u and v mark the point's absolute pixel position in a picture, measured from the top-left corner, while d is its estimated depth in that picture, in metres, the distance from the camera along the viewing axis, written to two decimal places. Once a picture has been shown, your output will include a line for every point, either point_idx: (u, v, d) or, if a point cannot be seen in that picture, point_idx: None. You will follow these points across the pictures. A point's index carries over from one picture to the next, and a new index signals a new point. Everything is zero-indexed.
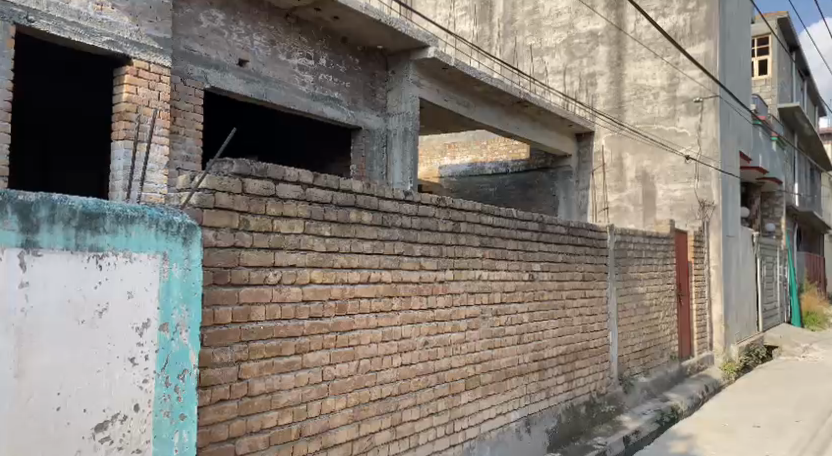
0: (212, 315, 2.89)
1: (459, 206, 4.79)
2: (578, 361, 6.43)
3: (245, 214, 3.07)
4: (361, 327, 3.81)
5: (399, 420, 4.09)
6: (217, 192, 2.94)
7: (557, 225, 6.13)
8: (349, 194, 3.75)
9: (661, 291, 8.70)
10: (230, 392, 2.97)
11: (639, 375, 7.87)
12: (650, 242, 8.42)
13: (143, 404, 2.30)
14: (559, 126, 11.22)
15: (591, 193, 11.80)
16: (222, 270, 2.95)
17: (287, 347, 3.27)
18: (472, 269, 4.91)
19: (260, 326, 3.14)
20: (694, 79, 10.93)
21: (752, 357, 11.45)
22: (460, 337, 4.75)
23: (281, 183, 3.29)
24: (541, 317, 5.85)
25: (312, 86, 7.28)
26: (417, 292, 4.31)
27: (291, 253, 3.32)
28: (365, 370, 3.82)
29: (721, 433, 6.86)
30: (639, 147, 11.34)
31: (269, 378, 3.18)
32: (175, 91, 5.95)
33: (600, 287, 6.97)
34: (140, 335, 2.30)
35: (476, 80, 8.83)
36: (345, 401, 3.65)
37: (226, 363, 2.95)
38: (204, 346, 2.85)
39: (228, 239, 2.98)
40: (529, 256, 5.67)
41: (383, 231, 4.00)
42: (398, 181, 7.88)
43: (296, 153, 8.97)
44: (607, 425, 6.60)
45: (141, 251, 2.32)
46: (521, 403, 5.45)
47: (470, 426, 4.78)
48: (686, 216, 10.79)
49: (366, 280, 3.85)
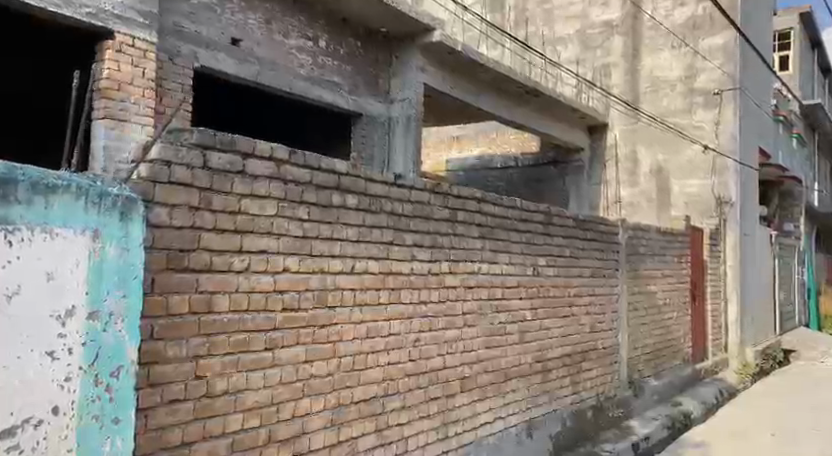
0: (166, 304, 2.55)
1: (457, 193, 4.42)
2: (585, 362, 6.06)
3: (208, 192, 2.73)
4: (344, 321, 3.46)
5: (385, 423, 3.73)
6: (173, 164, 2.59)
7: (564, 217, 5.73)
8: (332, 174, 3.39)
9: (675, 290, 8.30)
10: (187, 392, 2.62)
11: (650, 378, 7.49)
12: (663, 239, 7.98)
13: (65, 406, 1.96)
14: (569, 116, 10.76)
15: (604, 188, 11.39)
16: (179, 253, 2.61)
17: (256, 342, 2.94)
18: (471, 262, 4.55)
19: (226, 318, 2.80)
20: (713, 70, 10.48)
21: (769, 360, 11.01)
22: (456, 334, 4.40)
23: (252, 158, 2.95)
24: (545, 315, 5.47)
25: (310, 68, 6.92)
26: (407, 285, 3.96)
27: (261, 237, 2.97)
28: (347, 369, 3.47)
29: (738, 442, 6.44)
30: (654, 141, 10.92)
31: (233, 376, 2.83)
32: (161, 69, 5.60)
33: (611, 286, 6.58)
34: (62, 325, 1.96)
35: (485, 68, 8.43)
36: (324, 402, 3.30)
37: (182, 357, 2.61)
38: (154, 340, 2.51)
39: (187, 220, 2.64)
40: (534, 250, 5.30)
41: (371, 216, 3.66)
42: (400, 169, 7.55)
43: (295, 140, 8.56)
44: (615, 430, 6.15)
45: (66, 227, 1.98)
46: (522, 406, 5.08)
47: (465, 430, 4.42)
48: (702, 213, 10.34)
49: (351, 269, 3.51)
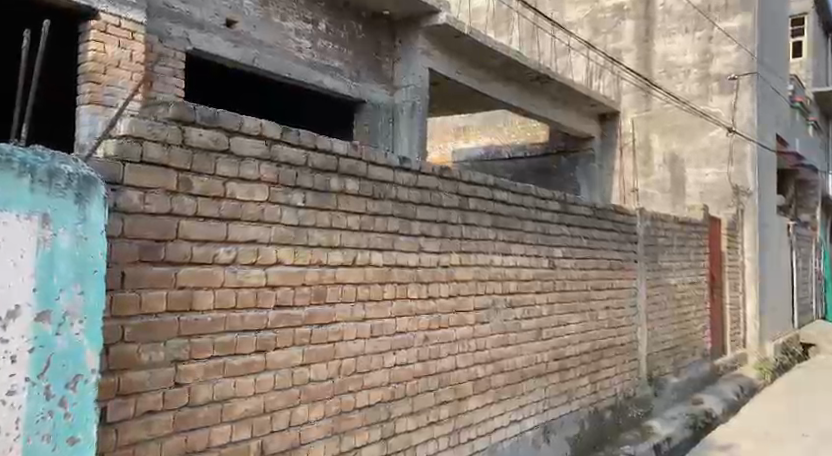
0: (139, 302, 2.22)
1: (469, 179, 4.10)
2: (604, 359, 5.73)
3: (188, 174, 2.40)
4: (345, 318, 3.14)
5: (392, 431, 3.40)
6: (146, 141, 2.26)
7: (581, 206, 5.39)
8: (330, 156, 3.05)
9: (693, 284, 7.93)
10: (164, 402, 2.30)
11: (669, 375, 7.16)
12: (682, 230, 7.61)
13: (7, 425, 1.63)
14: (580, 104, 10.40)
15: (618, 178, 10.96)
16: (155, 243, 2.28)
17: (245, 343, 2.62)
18: (482, 253, 4.21)
19: (210, 317, 2.48)
20: (729, 55, 10.13)
21: (788, 355, 10.66)
22: (468, 332, 4.07)
23: (238, 136, 2.61)
24: (563, 310, 5.14)
25: (311, 53, 6.56)
26: (415, 278, 3.63)
27: (250, 226, 2.64)
28: (349, 372, 3.14)
29: (768, 442, 6.09)
30: (666, 129, 10.55)
31: (219, 382, 2.51)
32: (150, 53, 5.24)
33: (629, 279, 6.24)
34: (2, 329, 1.62)
35: (493, 52, 8.07)
36: (323, 411, 2.97)
37: (158, 362, 2.29)
38: (126, 342, 2.18)
39: (163, 205, 2.31)
40: (549, 241, 4.96)
41: (374, 204, 3.32)
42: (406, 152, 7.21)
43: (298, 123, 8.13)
44: (635, 432, 5.80)
45: (6, 210, 1.63)
46: (539, 408, 4.77)
47: (479, 437, 4.09)
48: (718, 203, 9.99)
49: (352, 262, 3.18)
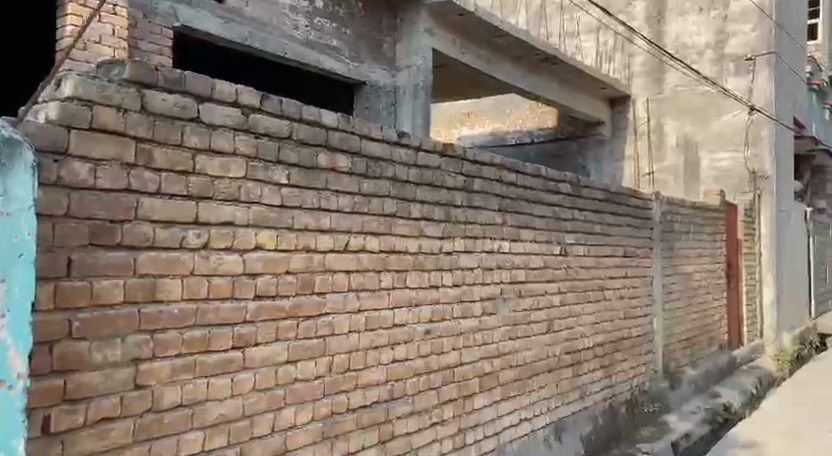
0: (89, 293, 1.90)
1: (473, 157, 3.75)
2: (618, 353, 5.41)
3: (148, 145, 2.08)
4: (337, 310, 2.82)
5: (390, 434, 3.10)
6: (96, 104, 1.94)
7: (594, 189, 5.04)
8: (317, 128, 2.73)
9: (709, 273, 7.58)
10: (122, 409, 1.99)
11: (686, 368, 6.83)
12: (698, 217, 7.24)
13: None
14: (589, 87, 10.03)
15: (629, 164, 10.59)
16: (109, 225, 1.96)
17: (220, 338, 2.31)
18: (489, 239, 3.88)
19: (177, 309, 2.17)
20: (746, 34, 9.72)
21: (806, 346, 10.31)
22: (474, 324, 3.75)
23: (208, 102, 2.29)
24: (575, 300, 4.81)
25: (307, 31, 6.15)
26: (414, 266, 3.31)
27: (224, 206, 2.32)
28: (341, 369, 2.83)
29: (793, 438, 5.74)
30: (680, 112, 10.15)
31: (190, 383, 2.20)
32: (134, 28, 4.70)
33: (644, 268, 5.89)
34: None
35: (498, 31, 7.70)
36: (312, 411, 2.67)
37: (115, 362, 1.97)
38: (72, 341, 1.85)
39: (118, 181, 1.99)
40: (561, 226, 4.62)
41: (368, 183, 3.00)
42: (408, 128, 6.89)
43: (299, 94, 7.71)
44: (651, 428, 5.49)
45: None
46: (550, 405, 4.45)
47: (486, 437, 3.79)
48: (734, 189, 9.62)
49: (344, 247, 2.86)
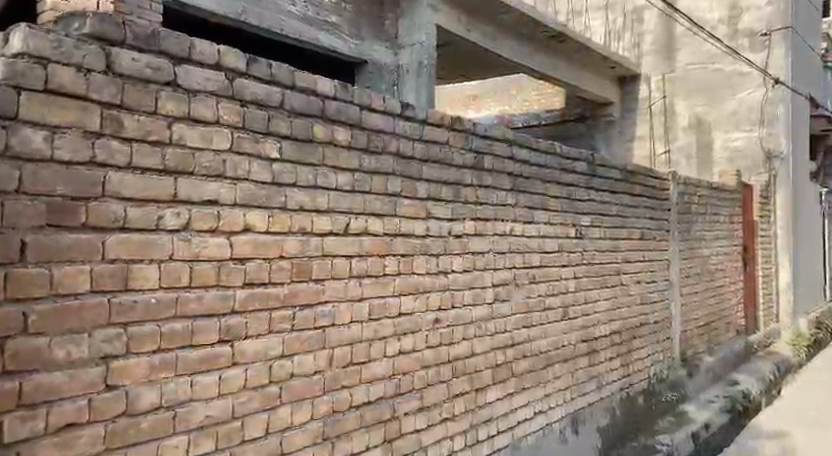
0: (49, 282, 1.65)
1: (484, 133, 3.48)
2: (636, 340, 5.16)
3: (117, 111, 1.82)
4: (338, 300, 2.57)
5: (398, 432, 2.85)
6: (51, 62, 1.68)
7: (610, 168, 4.77)
8: (313, 96, 2.46)
9: (726, 256, 7.31)
10: (92, 413, 1.74)
11: (703, 354, 6.57)
12: (715, 197, 6.96)
13: None
14: (598, 66, 9.71)
15: (639, 145, 10.29)
16: (71, 202, 1.70)
17: (205, 332, 2.05)
18: (501, 221, 3.62)
19: (154, 299, 1.91)
20: (761, 9, 9.38)
21: (822, 331, 10.01)
22: (486, 312, 3.50)
23: (187, 64, 2.03)
24: (591, 285, 4.54)
25: (305, 7, 5.84)
26: (421, 250, 3.05)
27: (206, 183, 2.05)
28: (343, 364, 2.58)
29: (819, 428, 5.47)
30: (692, 91, 9.82)
31: (172, 383, 1.95)
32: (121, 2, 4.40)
33: (661, 251, 5.62)
34: None
35: (504, 7, 7.38)
36: (312, 409, 2.42)
37: (81, 360, 1.72)
38: (26, 337, 1.60)
39: (81, 151, 1.72)
40: (576, 207, 4.35)
41: (370, 159, 2.73)
42: None
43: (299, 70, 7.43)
44: (670, 418, 5.24)
45: None
46: (566, 396, 4.20)
47: (500, 432, 3.55)
48: (749, 169, 9.31)
49: (344, 229, 2.60)
